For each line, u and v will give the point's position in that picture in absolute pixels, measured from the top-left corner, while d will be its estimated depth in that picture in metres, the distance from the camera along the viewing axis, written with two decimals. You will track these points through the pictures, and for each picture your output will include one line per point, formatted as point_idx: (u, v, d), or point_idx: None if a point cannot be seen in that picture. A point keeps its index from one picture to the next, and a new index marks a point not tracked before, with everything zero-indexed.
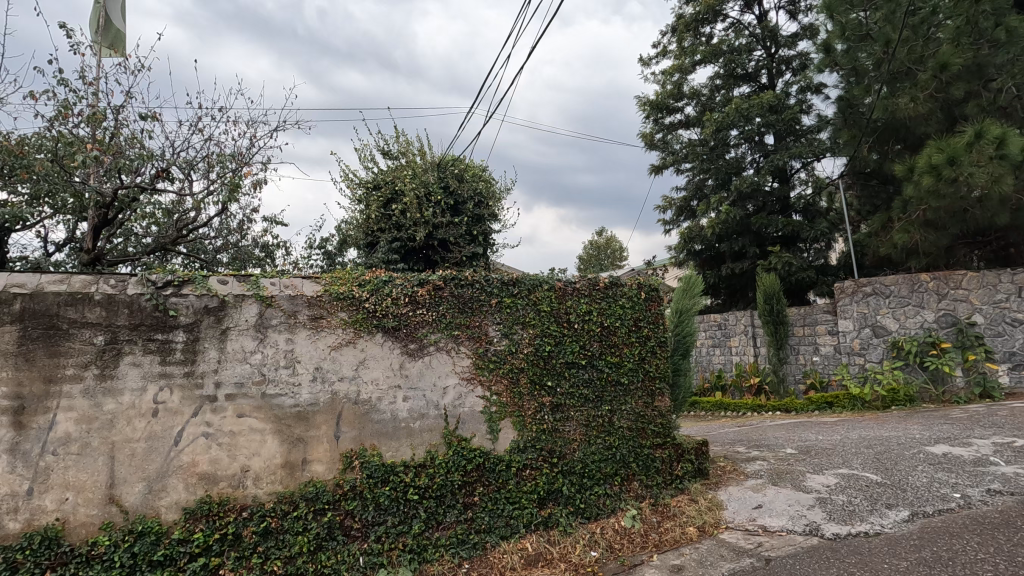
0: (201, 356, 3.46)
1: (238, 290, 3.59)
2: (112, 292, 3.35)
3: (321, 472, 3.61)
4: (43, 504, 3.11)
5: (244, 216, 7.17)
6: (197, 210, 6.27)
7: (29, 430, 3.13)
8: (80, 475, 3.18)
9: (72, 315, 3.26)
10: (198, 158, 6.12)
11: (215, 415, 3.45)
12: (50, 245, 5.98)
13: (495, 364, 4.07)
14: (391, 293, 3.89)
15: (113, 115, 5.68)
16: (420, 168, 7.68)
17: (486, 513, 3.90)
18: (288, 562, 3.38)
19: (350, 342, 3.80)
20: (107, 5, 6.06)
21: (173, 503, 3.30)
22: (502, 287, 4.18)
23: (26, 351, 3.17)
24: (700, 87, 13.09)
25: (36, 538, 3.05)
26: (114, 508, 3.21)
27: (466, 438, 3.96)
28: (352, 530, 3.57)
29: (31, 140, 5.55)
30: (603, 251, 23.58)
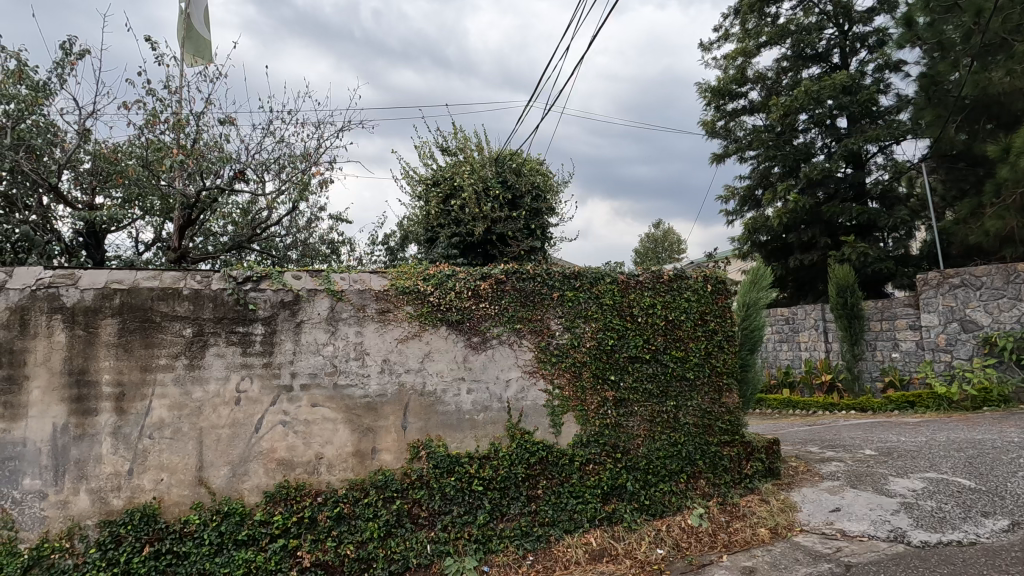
0: (279, 348, 3.64)
1: (311, 285, 3.75)
2: (199, 288, 3.57)
3: (389, 461, 3.72)
4: (142, 483, 3.37)
5: (311, 214, 7.45)
6: (270, 209, 6.59)
7: (129, 415, 3.39)
8: (173, 458, 3.42)
9: (164, 309, 3.49)
10: (271, 160, 6.42)
11: (292, 404, 3.62)
12: (140, 244, 6.43)
13: (557, 358, 4.06)
14: (454, 287, 3.95)
15: (195, 121, 6.01)
16: (478, 163, 7.74)
17: (549, 507, 3.90)
18: (360, 546, 3.51)
19: (416, 335, 3.88)
20: (191, 14, 6.39)
21: (255, 487, 3.50)
22: (564, 280, 4.15)
23: (125, 341, 3.42)
24: (765, 71, 12.52)
25: (137, 515, 3.30)
26: (203, 489, 3.43)
27: (529, 431, 3.97)
28: (420, 518, 3.66)
29: (124, 147, 5.97)
30: (661, 245, 23.03)
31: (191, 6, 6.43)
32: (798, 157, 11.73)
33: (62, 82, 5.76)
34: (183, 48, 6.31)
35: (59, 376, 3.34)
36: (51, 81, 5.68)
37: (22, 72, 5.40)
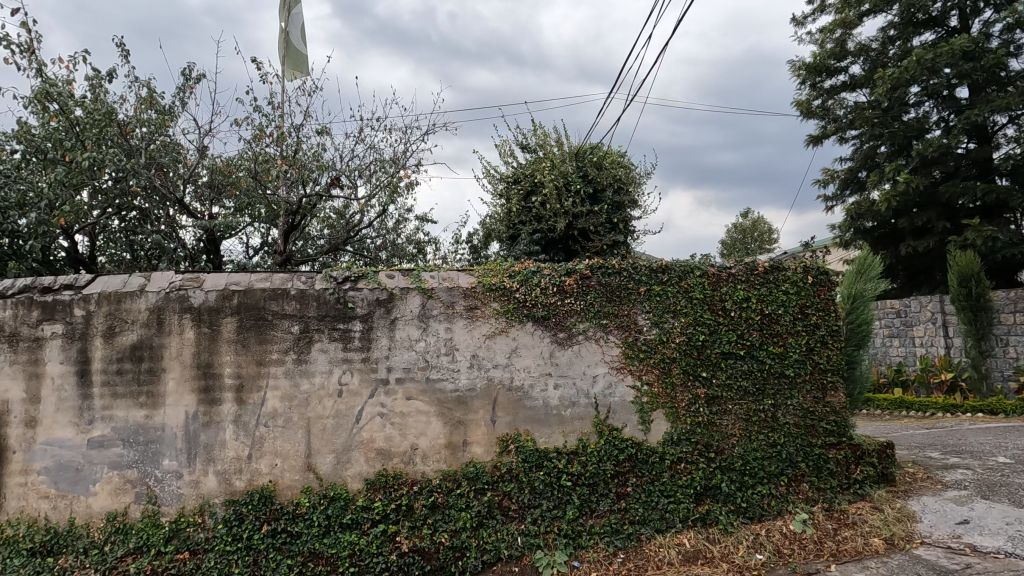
0: (375, 344, 3.84)
1: (403, 284, 3.93)
2: (304, 288, 3.84)
3: (479, 454, 3.82)
4: (260, 467, 3.69)
5: (399, 215, 7.77)
6: (362, 213, 6.96)
7: (247, 404, 3.72)
8: (286, 445, 3.72)
9: (275, 307, 3.79)
10: (363, 166, 6.77)
11: (388, 397, 3.81)
12: (250, 249, 7.01)
13: (645, 354, 3.97)
14: (539, 283, 3.98)
15: (295, 133, 6.45)
16: (558, 158, 7.72)
17: (639, 505, 3.83)
18: (454, 535, 3.64)
19: (502, 331, 3.95)
20: (290, 31, 6.84)
21: (357, 474, 3.73)
22: (651, 274, 4.05)
23: (243, 338, 3.75)
24: (868, 42, 11.50)
25: (257, 495, 3.62)
26: (312, 475, 3.70)
27: (617, 428, 3.92)
28: (510, 511, 3.74)
29: (235, 160, 6.53)
30: (749, 235, 21.81)
31: (289, 24, 6.83)
32: (909, 133, 10.68)
33: (184, 105, 6.39)
34: (283, 63, 6.81)
35: (189, 369, 3.72)
36: (175, 104, 6.33)
37: (152, 98, 6.11)
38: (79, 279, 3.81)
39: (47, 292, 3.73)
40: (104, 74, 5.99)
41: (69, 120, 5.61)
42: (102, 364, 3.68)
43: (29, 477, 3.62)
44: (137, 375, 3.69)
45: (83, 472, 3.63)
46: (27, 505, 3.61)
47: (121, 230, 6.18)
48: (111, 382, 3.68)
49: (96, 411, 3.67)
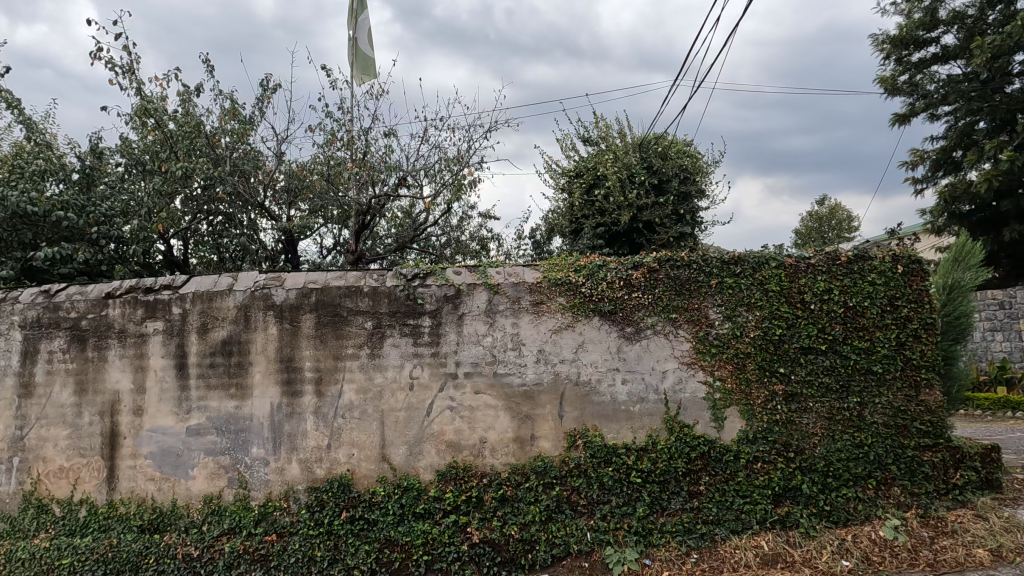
0: (444, 339, 3.93)
1: (470, 279, 3.99)
2: (376, 285, 3.98)
3: (548, 448, 3.84)
4: (338, 456, 3.87)
5: (462, 213, 7.90)
6: (428, 211, 7.13)
7: (326, 396, 3.91)
8: (362, 435, 3.88)
9: (349, 304, 3.95)
10: (428, 165, 6.93)
11: (457, 390, 3.90)
12: (324, 249, 7.35)
13: (717, 349, 3.84)
14: (605, 277, 3.93)
15: (364, 136, 6.69)
16: (621, 150, 7.58)
17: (713, 504, 3.71)
18: (524, 528, 3.67)
19: (569, 326, 3.94)
20: (357, 38, 7.12)
21: (429, 465, 3.84)
22: (722, 266, 3.91)
23: (321, 333, 3.94)
24: (963, 8, 10.52)
25: (336, 483, 3.81)
26: (386, 465, 3.85)
27: (689, 425, 3.82)
28: (579, 506, 3.73)
29: (309, 164, 6.85)
30: (826, 223, 20.54)
31: (357, 31, 7.12)
32: (1013, 106, 9.70)
33: (263, 114, 6.77)
34: (352, 68, 7.07)
35: (273, 362, 3.95)
36: (255, 113, 6.72)
37: (235, 109, 6.51)
38: (176, 280, 4.13)
39: (149, 292, 4.06)
40: (193, 89, 6.44)
41: (164, 133, 6.07)
42: (198, 358, 3.98)
43: (137, 461, 3.97)
44: (228, 368, 3.96)
45: (182, 457, 3.94)
46: (136, 486, 3.96)
47: (209, 234, 6.63)
48: (205, 375, 3.97)
49: (193, 401, 3.97)
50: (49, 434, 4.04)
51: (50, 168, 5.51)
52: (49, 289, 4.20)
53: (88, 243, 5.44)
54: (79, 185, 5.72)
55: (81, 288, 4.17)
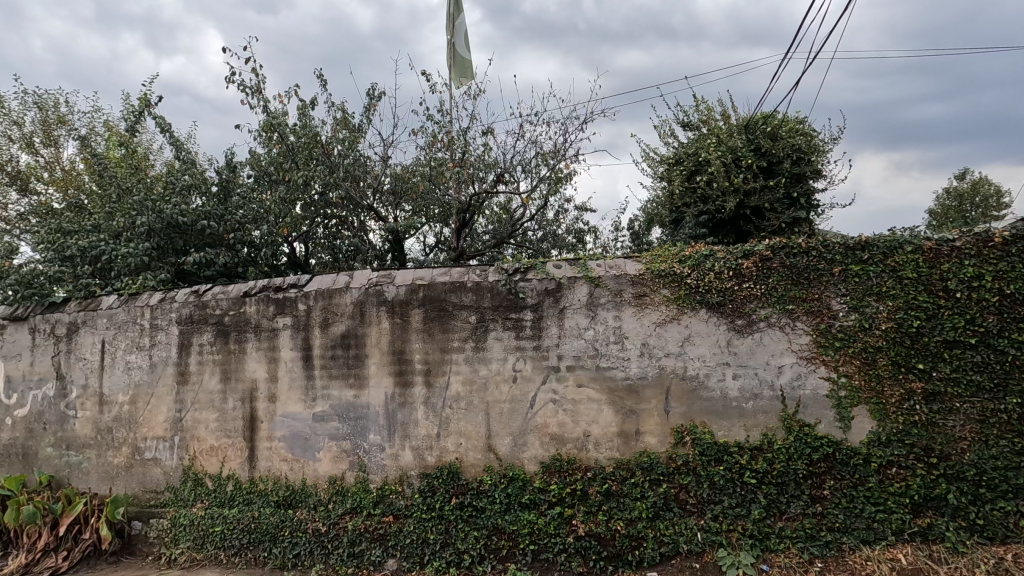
0: (546, 333, 3.95)
1: (570, 273, 3.98)
2: (479, 280, 4.09)
3: (654, 444, 3.74)
4: (447, 445, 4.04)
5: (559, 207, 7.89)
6: (525, 206, 7.21)
7: (435, 387, 4.09)
8: (469, 426, 4.02)
9: (455, 299, 4.10)
10: (525, 161, 7.00)
11: (560, 383, 3.91)
12: (428, 247, 7.68)
13: (842, 343, 3.53)
14: (713, 268, 3.75)
15: (462, 136, 6.88)
16: (725, 133, 7.16)
17: (840, 511, 3.43)
18: (630, 523, 3.62)
19: (674, 318, 3.81)
20: (455, 42, 7.33)
21: (533, 457, 3.90)
22: (847, 252, 3.57)
23: (429, 327, 4.13)
24: None
25: (446, 470, 3.98)
26: (492, 454, 3.96)
27: (810, 424, 3.55)
28: (688, 504, 3.61)
29: (412, 166, 7.17)
30: (969, 201, 18.06)
31: (455, 35, 7.34)
32: None
33: (370, 122, 7.18)
34: (450, 72, 7.30)
35: (386, 355, 4.20)
36: (363, 122, 7.14)
37: (345, 119, 6.96)
38: (301, 279, 4.51)
39: (279, 291, 4.48)
40: (309, 103, 6.98)
41: (286, 145, 6.63)
42: (321, 350, 4.33)
43: (272, 443, 4.41)
44: (347, 360, 4.28)
45: (310, 441, 4.32)
46: (272, 466, 4.40)
47: (325, 236, 7.15)
48: (327, 366, 4.32)
49: (318, 389, 4.33)
50: (202, 417, 4.60)
51: (195, 183, 6.22)
52: (197, 289, 4.76)
53: (226, 248, 6.19)
54: (217, 197, 6.40)
55: (223, 288, 4.68)
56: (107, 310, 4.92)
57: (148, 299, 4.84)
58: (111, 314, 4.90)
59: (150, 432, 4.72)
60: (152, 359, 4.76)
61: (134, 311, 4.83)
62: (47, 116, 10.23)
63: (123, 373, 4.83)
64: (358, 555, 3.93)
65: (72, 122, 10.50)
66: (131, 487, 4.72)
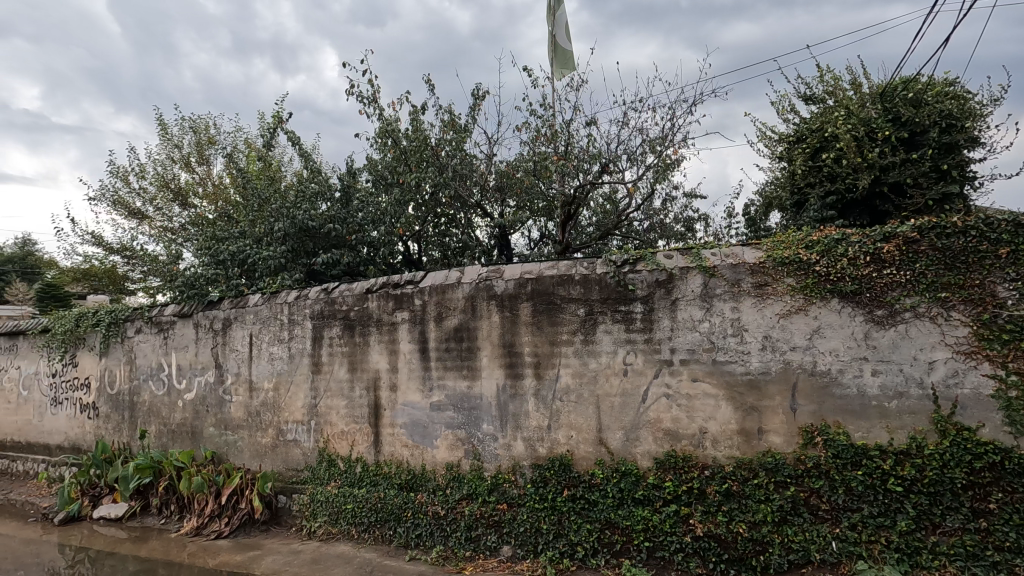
0: (657, 325, 3.84)
1: (683, 263, 3.82)
2: (587, 272, 4.06)
3: (779, 444, 3.50)
4: (558, 437, 4.07)
5: (666, 195, 7.60)
6: (631, 196, 7.03)
7: (545, 379, 4.14)
8: (579, 419, 4.02)
9: (562, 292, 4.11)
10: (630, 150, 6.82)
11: (674, 378, 3.78)
12: (533, 241, 7.76)
13: (1011, 336, 3.06)
14: (846, 253, 3.41)
15: (565, 128, 6.87)
16: (856, 103, 6.47)
17: (1011, 529, 2.97)
18: (753, 527, 3.42)
19: (800, 310, 3.52)
20: (556, 34, 7.30)
21: (646, 452, 3.82)
22: (1017, 231, 3.08)
23: (537, 320, 4.18)
24: None
25: (557, 462, 4.01)
26: (604, 448, 3.93)
27: (970, 428, 3.11)
28: (820, 511, 3.33)
29: (516, 162, 7.28)
30: None
31: (555, 27, 7.31)
32: None
33: (475, 121, 7.40)
34: (552, 65, 7.29)
35: (497, 347, 4.31)
36: (469, 122, 7.37)
37: (453, 121, 7.23)
38: (416, 275, 4.76)
39: (397, 287, 4.76)
40: (419, 107, 7.33)
41: (399, 150, 7.05)
42: (436, 343, 4.56)
43: (395, 429, 4.72)
44: (461, 352, 4.46)
45: (428, 429, 4.56)
46: (395, 451, 4.71)
47: (435, 234, 7.43)
48: (442, 358, 4.53)
49: (434, 380, 4.56)
50: (333, 404, 5.03)
51: (322, 190, 6.82)
52: (326, 287, 5.17)
53: (350, 248, 6.76)
54: (340, 202, 6.95)
55: (348, 285, 5.07)
56: (253, 307, 5.54)
57: (286, 297, 5.37)
58: (257, 310, 5.51)
59: (291, 416, 5.25)
60: (291, 351, 5.28)
61: (275, 308, 5.39)
62: (201, 137, 11.71)
63: (267, 362, 5.42)
64: (474, 539, 4.09)
65: (219, 141, 11.92)
66: (277, 465, 5.29)
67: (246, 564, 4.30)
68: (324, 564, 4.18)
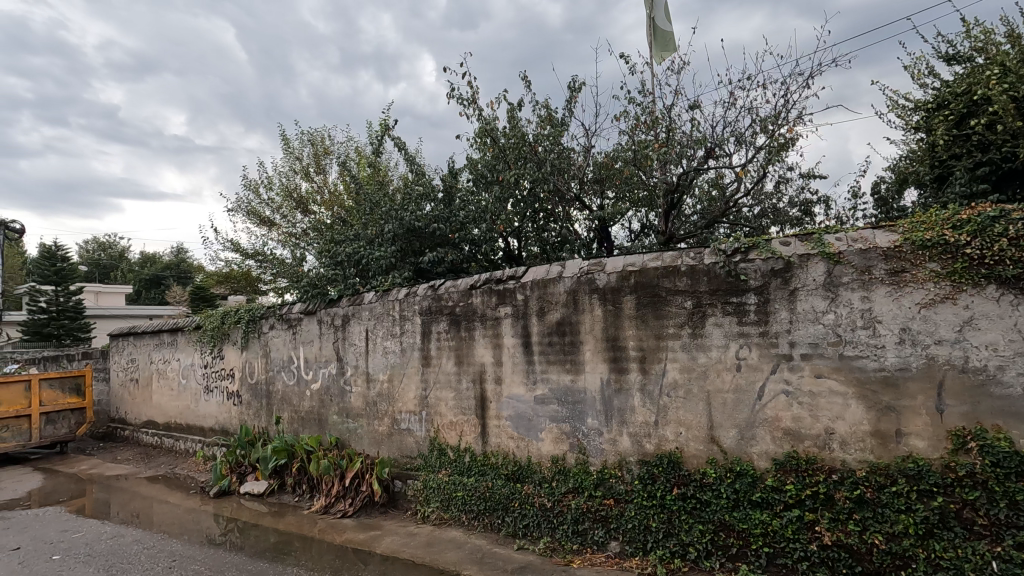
0: (774, 317, 3.59)
1: (802, 250, 3.54)
2: (694, 263, 3.89)
3: (922, 448, 3.14)
4: (666, 434, 3.95)
5: (780, 177, 7.06)
6: (740, 181, 6.63)
7: (651, 374, 4.03)
8: (689, 415, 3.87)
9: (668, 284, 3.97)
10: (738, 131, 6.43)
11: (794, 374, 3.52)
12: (634, 233, 7.56)
13: None
14: (1006, 232, 2.98)
15: (667, 114, 6.62)
16: (1013, 59, 5.60)
17: None
18: (892, 539, 3.10)
19: (947, 299, 3.12)
20: (655, 16, 7.04)
21: (764, 452, 3.59)
22: None
23: (642, 314, 4.08)
24: None
25: (665, 459, 3.89)
26: (716, 446, 3.76)
27: None
28: (975, 525, 2.94)
29: (615, 153, 7.14)
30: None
31: (654, 9, 7.06)
32: None
33: (572, 114, 7.35)
34: (650, 49, 7.05)
35: (600, 341, 4.27)
36: (566, 115, 7.33)
37: (550, 115, 7.25)
38: (518, 270, 4.83)
39: (499, 283, 4.87)
40: (515, 104, 7.41)
41: (498, 148, 7.18)
42: (539, 337, 4.60)
43: (501, 421, 4.83)
44: (563, 346, 4.46)
45: (533, 422, 4.62)
46: (501, 442, 4.83)
47: (534, 230, 7.43)
48: (545, 351, 4.57)
49: (537, 373, 4.61)
50: (442, 395, 5.26)
51: (426, 192, 7.14)
52: (433, 284, 5.41)
53: (453, 246, 7.02)
54: (443, 202, 7.24)
55: (453, 282, 5.27)
56: (368, 305, 5.93)
57: (397, 295, 5.69)
58: (371, 307, 5.90)
59: (404, 406, 5.57)
60: (402, 345, 5.60)
61: (388, 305, 5.74)
62: (317, 149, 12.77)
63: (382, 356, 5.79)
64: (581, 533, 4.09)
65: (333, 151, 12.92)
66: (392, 452, 5.65)
67: (368, 542, 4.63)
68: (438, 547, 4.40)
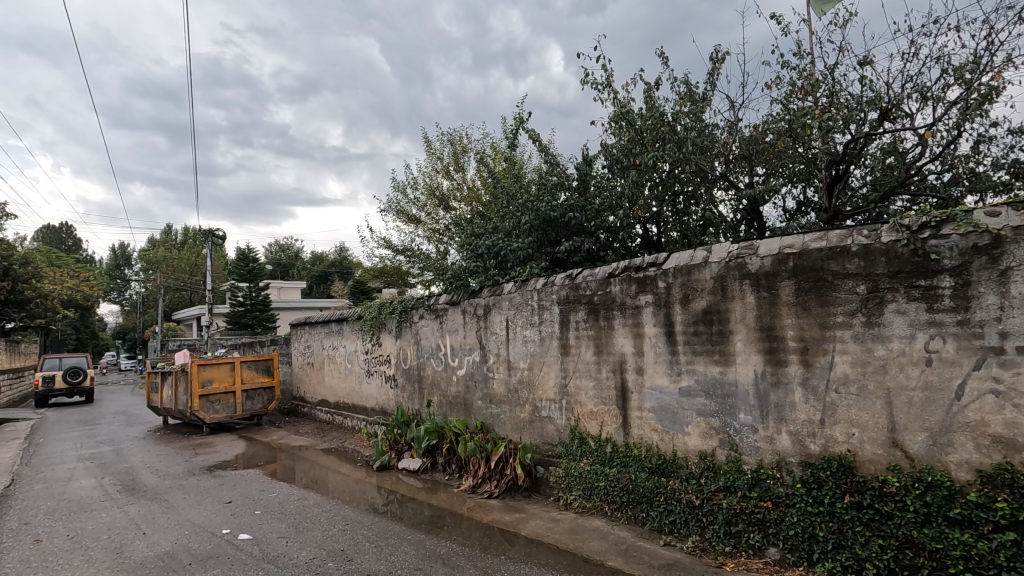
0: (978, 303, 3.01)
1: (1017, 221, 2.93)
2: (868, 242, 3.41)
3: None
4: (836, 434, 3.53)
5: (980, 135, 5.93)
6: (925, 144, 5.68)
7: (815, 367, 3.62)
8: (863, 415, 3.42)
9: (835, 267, 3.53)
10: (925, 85, 5.50)
11: (1006, 371, 2.94)
12: (789, 211, 6.86)
13: None
14: None
15: (830, 75, 5.89)
16: None
17: None
18: None
19: None
20: None
21: (964, 462, 3.05)
22: None
23: (803, 301, 3.67)
24: None
25: (834, 463, 3.48)
26: (899, 452, 3.27)
27: None
28: None
29: (768, 124, 6.53)
30: None
31: None
32: None
33: (716, 87, 6.86)
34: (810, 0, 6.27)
35: (754, 331, 3.93)
36: (708, 89, 6.86)
37: (690, 91, 6.84)
38: (658, 256, 4.63)
39: (639, 270, 4.71)
40: (653, 83, 7.10)
41: (634, 131, 6.95)
42: (683, 326, 4.38)
43: (643, 413, 4.70)
44: (711, 336, 4.19)
45: (678, 414, 4.42)
46: (644, 434, 4.69)
47: (673, 214, 7.06)
48: (691, 341, 4.33)
49: (682, 364, 4.39)
50: (582, 384, 5.26)
51: (561, 181, 7.16)
52: (570, 274, 5.40)
53: (589, 234, 6.97)
54: (578, 190, 7.21)
55: (591, 270, 5.21)
56: (508, 295, 6.11)
57: (535, 284, 5.78)
58: (511, 297, 6.06)
59: (544, 394, 5.66)
60: (541, 334, 5.68)
61: (527, 294, 5.85)
62: (456, 147, 13.43)
63: (522, 344, 5.93)
64: (735, 535, 3.83)
65: (471, 149, 13.49)
66: (535, 438, 5.79)
67: (515, 524, 4.80)
68: (582, 535, 4.42)
